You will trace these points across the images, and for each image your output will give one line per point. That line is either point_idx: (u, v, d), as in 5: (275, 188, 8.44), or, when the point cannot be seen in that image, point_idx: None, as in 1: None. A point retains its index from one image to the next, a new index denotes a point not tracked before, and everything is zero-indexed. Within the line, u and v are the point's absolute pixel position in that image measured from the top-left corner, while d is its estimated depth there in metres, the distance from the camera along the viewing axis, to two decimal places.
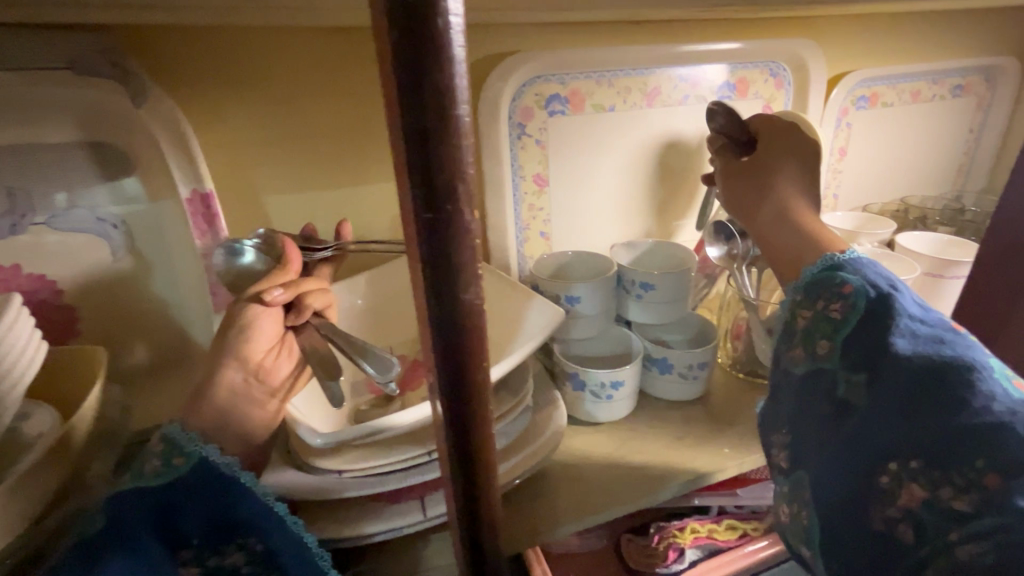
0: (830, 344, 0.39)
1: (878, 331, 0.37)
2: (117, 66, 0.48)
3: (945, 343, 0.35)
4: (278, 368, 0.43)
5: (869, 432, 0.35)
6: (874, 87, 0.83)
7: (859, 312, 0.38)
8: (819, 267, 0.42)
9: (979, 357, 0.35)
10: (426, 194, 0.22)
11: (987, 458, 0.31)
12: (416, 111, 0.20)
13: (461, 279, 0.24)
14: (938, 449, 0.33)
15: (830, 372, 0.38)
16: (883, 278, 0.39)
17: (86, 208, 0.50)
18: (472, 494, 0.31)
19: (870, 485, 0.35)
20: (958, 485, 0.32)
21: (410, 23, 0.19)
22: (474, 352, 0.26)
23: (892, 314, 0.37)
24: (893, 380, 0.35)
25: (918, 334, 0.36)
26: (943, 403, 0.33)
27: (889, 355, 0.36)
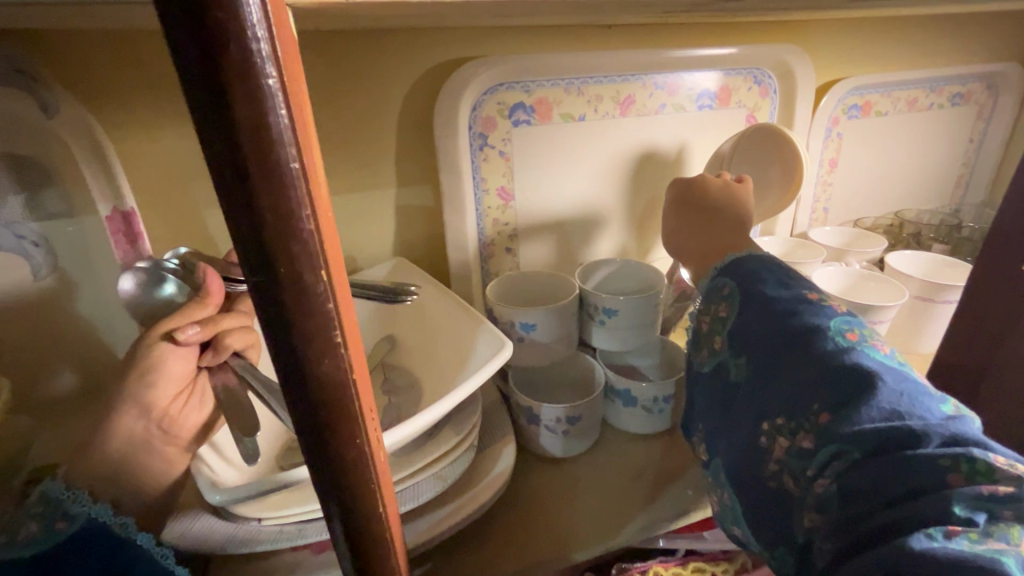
0: (722, 341, 0.42)
1: (746, 313, 0.40)
2: (25, 73, 0.44)
3: (798, 311, 0.38)
4: (185, 416, 0.42)
5: (749, 403, 0.38)
6: (866, 95, 0.78)
7: (734, 304, 0.42)
8: (714, 274, 0.45)
9: (824, 314, 0.37)
10: (251, 252, 0.18)
11: (825, 400, 0.33)
12: (226, 155, 0.16)
13: (310, 352, 0.20)
14: (791, 401, 0.35)
15: (721, 363, 0.41)
16: (748, 268, 0.43)
17: (1, 225, 0.46)
18: (362, 563, 0.26)
19: (754, 451, 0.37)
20: (806, 427, 0.34)
21: (195, 48, 0.14)
22: (340, 408, 0.21)
23: (755, 296, 0.40)
24: (759, 351, 0.38)
25: (775, 305, 0.39)
26: (796, 358, 0.36)
27: (752, 331, 0.39)
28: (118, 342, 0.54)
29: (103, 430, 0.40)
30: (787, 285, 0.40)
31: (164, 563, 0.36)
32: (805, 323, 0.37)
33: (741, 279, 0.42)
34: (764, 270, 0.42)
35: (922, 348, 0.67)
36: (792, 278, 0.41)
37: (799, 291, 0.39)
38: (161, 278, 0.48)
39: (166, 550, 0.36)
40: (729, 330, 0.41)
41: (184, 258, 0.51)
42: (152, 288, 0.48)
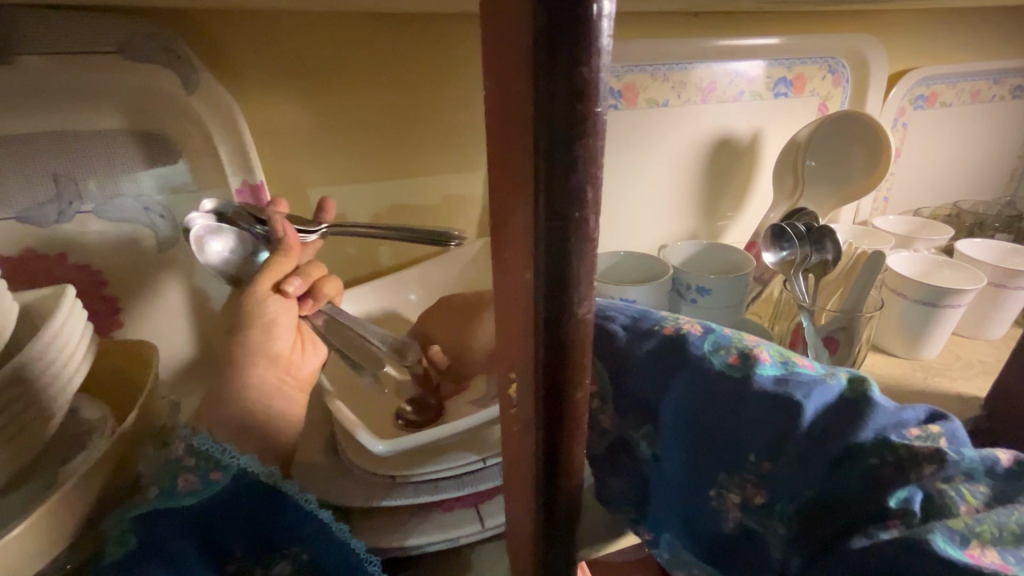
0: (612, 416, 0.35)
1: (622, 374, 0.35)
2: (168, 50, 0.47)
3: (674, 351, 0.33)
4: (306, 362, 0.45)
5: (678, 475, 0.32)
6: (934, 86, 0.79)
7: (604, 372, 0.36)
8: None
9: (692, 346, 0.33)
10: (550, 198, 0.20)
11: (755, 441, 0.29)
12: (553, 107, 0.18)
13: (574, 295, 0.22)
14: (715, 458, 0.31)
15: (625, 440, 0.35)
16: (595, 319, 0.38)
17: (131, 196, 0.49)
18: (554, 507, 0.29)
19: (705, 521, 0.31)
20: (748, 478, 0.29)
21: (560, 10, 0.17)
22: (581, 352, 0.24)
23: (622, 352, 0.35)
24: (661, 414, 0.33)
25: (646, 352, 0.34)
26: (706, 412, 0.31)
27: (640, 393, 0.34)
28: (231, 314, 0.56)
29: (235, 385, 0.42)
30: (640, 331, 0.35)
31: (309, 507, 0.36)
32: (686, 365, 0.32)
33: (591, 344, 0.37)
34: (607, 319, 0.37)
35: (991, 334, 0.70)
36: (642, 316, 0.36)
37: (651, 329, 0.35)
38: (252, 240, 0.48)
39: (308, 494, 0.36)
40: (613, 401, 0.35)
41: (241, 210, 0.48)
42: (252, 258, 0.48)
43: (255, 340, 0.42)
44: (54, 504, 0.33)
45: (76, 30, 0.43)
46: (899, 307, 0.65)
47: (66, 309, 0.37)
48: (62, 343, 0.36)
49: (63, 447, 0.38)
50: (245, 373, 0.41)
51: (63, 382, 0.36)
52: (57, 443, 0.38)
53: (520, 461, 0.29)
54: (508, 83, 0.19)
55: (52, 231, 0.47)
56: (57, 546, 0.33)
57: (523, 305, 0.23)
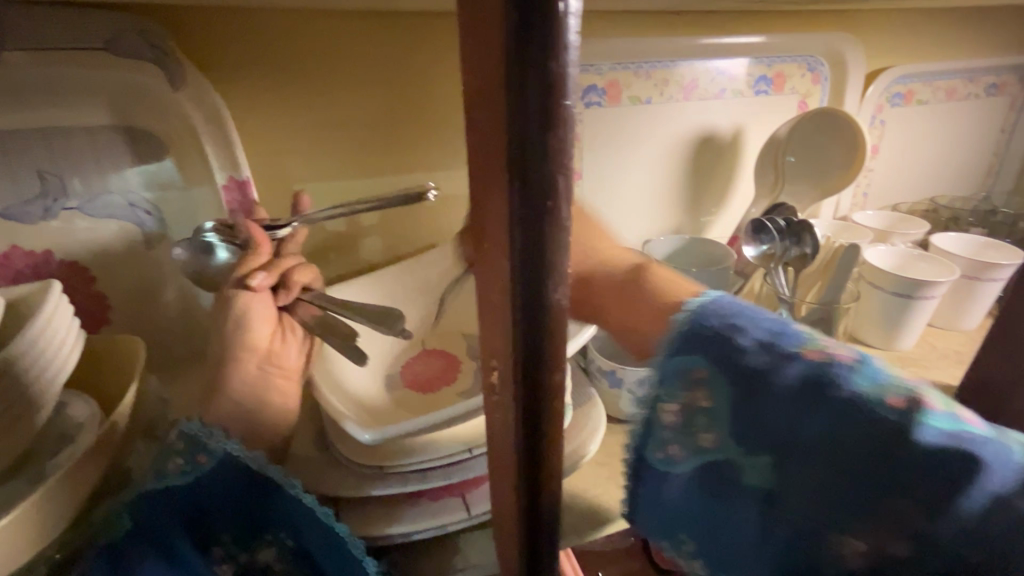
0: (713, 439, 0.29)
1: (748, 400, 0.28)
2: (155, 47, 0.47)
3: (823, 382, 0.26)
4: (286, 350, 0.46)
5: (796, 518, 0.26)
6: (910, 84, 0.81)
7: (717, 386, 0.29)
8: (679, 337, 0.31)
9: (846, 378, 0.26)
10: (523, 187, 0.21)
11: (930, 504, 0.24)
12: (524, 100, 0.19)
13: (550, 280, 0.23)
14: (857, 508, 0.25)
15: (717, 468, 0.29)
16: (715, 321, 0.30)
17: (118, 193, 0.50)
18: (535, 490, 0.30)
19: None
20: (891, 537, 0.24)
21: (528, 7, 0.18)
22: (557, 338, 0.25)
23: (745, 369, 0.28)
24: (795, 449, 0.26)
25: (783, 376, 0.27)
26: (859, 457, 0.25)
27: (763, 420, 0.27)
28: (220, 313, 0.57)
29: (222, 378, 0.42)
30: (777, 347, 0.28)
31: (295, 493, 0.36)
32: (843, 398, 0.25)
33: (707, 348, 0.30)
34: (723, 330, 0.29)
35: (965, 325, 0.72)
36: (772, 328, 0.29)
37: (782, 348, 0.28)
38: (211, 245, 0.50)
39: (294, 481, 0.36)
40: (726, 422, 0.29)
41: (219, 226, 0.50)
42: (207, 257, 0.50)
43: (239, 332, 0.44)
44: (45, 497, 0.33)
45: (61, 27, 0.44)
46: (876, 300, 0.67)
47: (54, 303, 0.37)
48: (50, 337, 0.37)
49: (53, 440, 0.39)
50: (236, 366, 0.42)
51: (52, 375, 0.37)
52: (47, 436, 0.39)
53: (502, 445, 0.30)
54: (482, 77, 0.20)
55: (38, 228, 0.47)
56: (48, 537, 0.34)
57: (503, 290, 0.24)
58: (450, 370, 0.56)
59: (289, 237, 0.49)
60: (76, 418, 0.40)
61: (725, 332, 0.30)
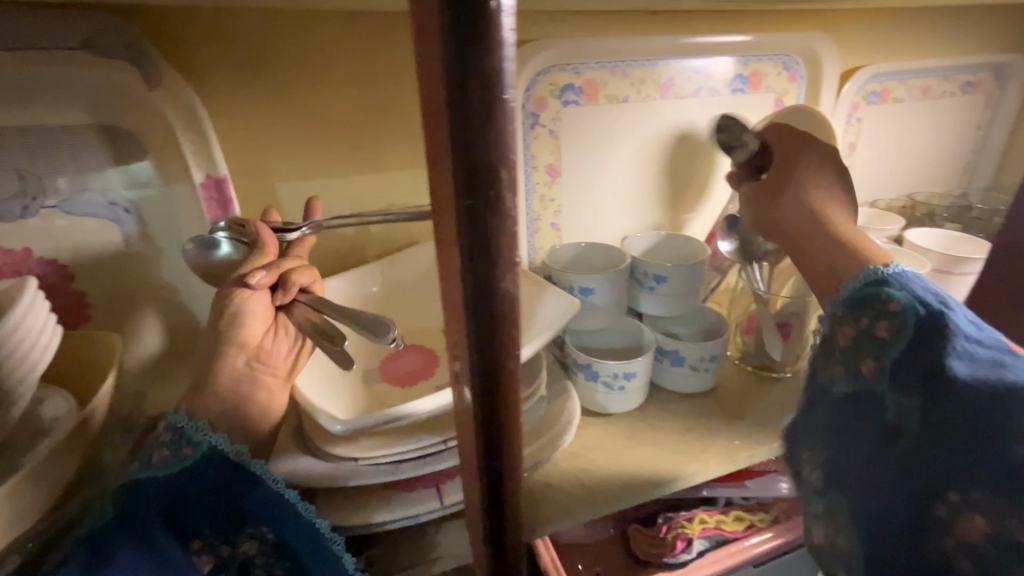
0: (876, 366, 0.36)
1: (930, 345, 0.34)
2: (132, 47, 0.48)
3: (1006, 367, 0.31)
4: (277, 349, 0.45)
5: (902, 459, 0.34)
6: (885, 82, 0.83)
7: (906, 328, 0.35)
8: (861, 281, 0.38)
9: (1014, 369, 0.31)
10: (467, 178, 0.21)
11: (987, 473, 0.31)
12: (462, 94, 0.20)
13: (498, 269, 0.24)
14: (979, 472, 0.31)
15: (877, 391, 0.36)
16: (929, 291, 0.35)
17: (97, 191, 0.50)
18: (497, 474, 0.31)
19: (917, 513, 0.33)
20: (1010, 512, 0.30)
21: (461, 5, 0.18)
22: (511, 325, 0.26)
23: (941, 333, 0.33)
24: (932, 397, 0.33)
25: (954, 355, 0.33)
26: (985, 431, 0.31)
27: (933, 375, 0.33)
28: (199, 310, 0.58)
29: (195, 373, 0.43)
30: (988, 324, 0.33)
31: (277, 488, 0.37)
32: (975, 382, 0.31)
33: (865, 304, 0.37)
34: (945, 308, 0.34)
35: None
36: (942, 296, 0.35)
37: (999, 340, 0.33)
38: (212, 240, 0.51)
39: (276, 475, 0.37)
40: (895, 363, 0.35)
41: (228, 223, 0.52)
42: (210, 250, 0.51)
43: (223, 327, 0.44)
44: (19, 488, 0.34)
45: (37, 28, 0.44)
46: None
47: (29, 297, 0.38)
48: (25, 331, 0.37)
49: (29, 435, 0.39)
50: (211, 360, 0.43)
51: (27, 368, 0.37)
52: (22, 431, 0.39)
53: (463, 433, 0.31)
54: (426, 73, 0.21)
55: (16, 226, 0.48)
56: (21, 528, 0.35)
57: (455, 280, 0.25)
58: (428, 364, 0.56)
59: (298, 242, 0.51)
60: (52, 413, 0.41)
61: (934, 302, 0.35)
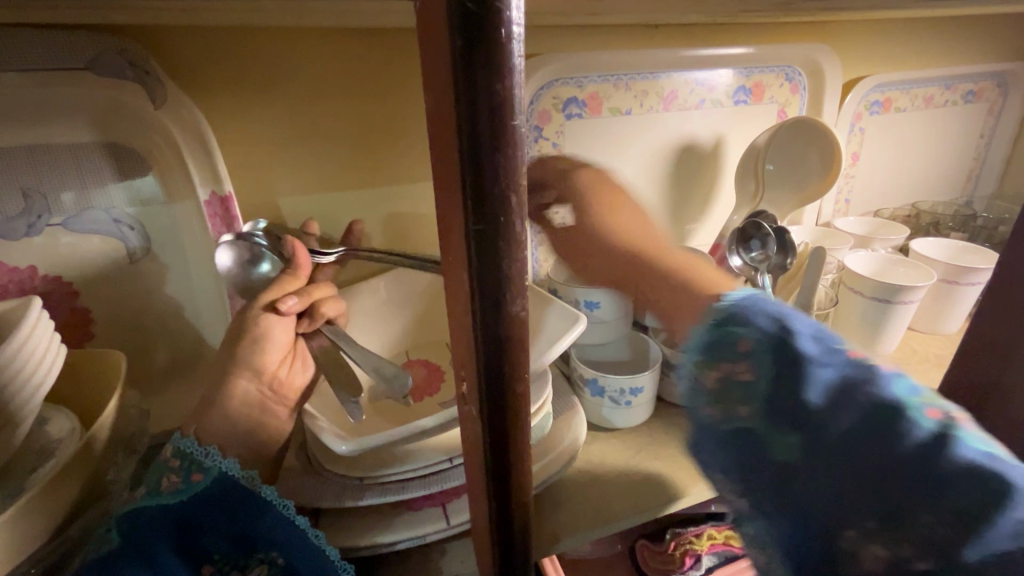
0: (749, 409, 0.33)
1: (787, 375, 0.33)
2: (137, 66, 0.48)
3: (852, 383, 0.31)
4: (292, 379, 0.45)
5: (801, 498, 0.30)
6: (888, 92, 0.83)
7: (763, 364, 0.34)
8: (712, 321, 0.37)
9: (881, 384, 0.31)
10: (477, 204, 0.21)
11: (891, 497, 0.28)
12: (472, 122, 0.20)
13: (508, 293, 0.23)
14: (878, 499, 0.28)
15: (752, 434, 0.33)
16: (769, 315, 0.35)
17: (101, 209, 0.50)
18: (505, 497, 0.30)
19: (828, 559, 0.29)
20: (916, 539, 0.26)
21: (473, 33, 0.18)
22: (519, 347, 0.25)
23: (793, 357, 0.33)
24: (809, 427, 0.31)
25: (813, 377, 0.32)
26: (868, 450, 0.29)
27: (799, 401, 0.31)
28: (203, 325, 0.58)
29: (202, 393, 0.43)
30: (826, 345, 0.33)
31: (286, 513, 0.37)
32: (848, 399, 0.30)
33: (720, 338, 0.36)
34: (790, 329, 0.34)
35: (946, 329, 0.73)
36: (817, 336, 0.34)
37: (842, 353, 0.33)
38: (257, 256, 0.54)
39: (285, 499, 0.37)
40: (764, 395, 0.33)
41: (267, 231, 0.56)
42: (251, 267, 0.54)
43: (234, 348, 0.44)
44: (21, 514, 0.33)
45: (43, 47, 0.44)
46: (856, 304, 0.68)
47: (34, 317, 0.38)
48: (30, 350, 0.37)
49: (33, 455, 0.39)
50: (217, 380, 0.43)
51: (32, 388, 0.37)
52: (25, 451, 0.39)
53: (472, 454, 0.30)
54: (437, 100, 0.21)
55: (21, 245, 0.48)
56: (24, 552, 0.34)
57: (465, 306, 0.24)
58: (434, 380, 0.56)
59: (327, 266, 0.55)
60: (56, 433, 0.40)
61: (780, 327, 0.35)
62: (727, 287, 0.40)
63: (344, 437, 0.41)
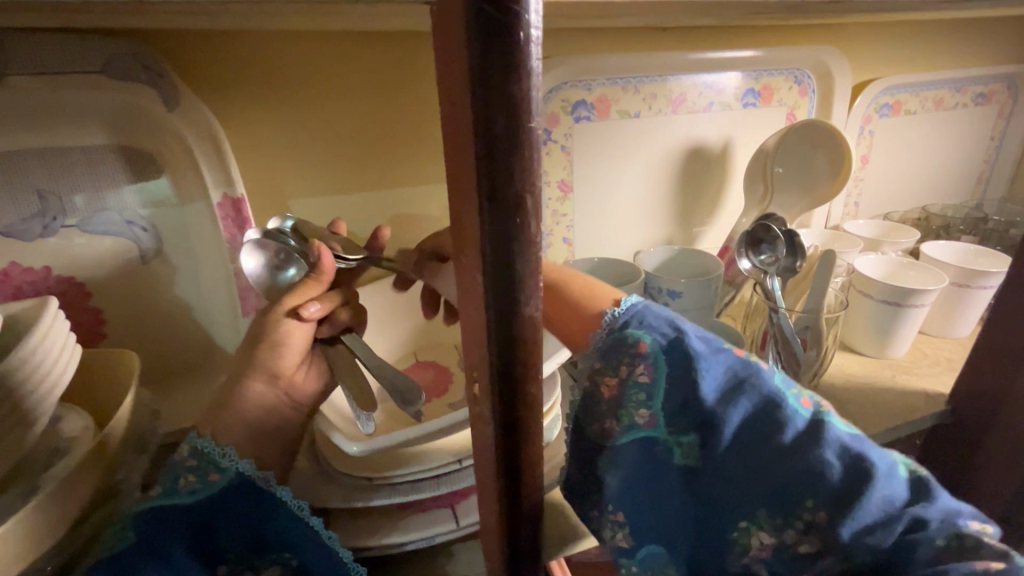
0: (650, 414, 0.35)
1: (687, 379, 0.35)
2: (152, 69, 0.48)
3: (741, 383, 0.35)
4: (306, 385, 0.46)
5: (708, 496, 0.33)
6: (897, 95, 0.82)
7: (661, 368, 0.35)
8: (607, 331, 0.38)
9: (764, 379, 0.35)
10: (492, 206, 0.21)
11: (782, 487, 0.31)
12: (487, 124, 0.20)
13: (522, 294, 0.23)
14: (772, 492, 0.32)
15: (655, 439, 0.34)
16: (661, 322, 0.37)
17: (115, 210, 0.51)
18: (516, 499, 0.30)
19: (723, 544, 0.33)
20: (800, 522, 0.31)
21: (490, 36, 0.19)
22: (532, 347, 0.25)
23: (689, 362, 0.35)
24: (711, 429, 0.33)
25: (710, 380, 0.35)
26: (765, 446, 0.32)
27: (699, 405, 0.34)
28: (214, 327, 0.58)
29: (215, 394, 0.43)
30: (711, 344, 0.36)
31: (300, 514, 0.37)
32: (741, 398, 0.34)
33: (616, 347, 0.37)
34: (681, 334, 0.36)
35: (957, 334, 0.72)
36: (703, 335, 0.37)
37: (728, 353, 0.36)
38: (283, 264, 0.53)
39: (300, 502, 0.38)
40: (664, 400, 0.35)
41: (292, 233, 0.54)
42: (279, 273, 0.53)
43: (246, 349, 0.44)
44: (36, 512, 0.34)
45: (61, 51, 0.45)
46: (868, 308, 0.67)
47: (49, 317, 0.38)
48: (46, 350, 0.38)
49: (46, 454, 0.39)
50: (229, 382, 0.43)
51: (47, 388, 0.38)
52: (40, 450, 0.39)
53: (483, 457, 0.30)
54: (452, 101, 0.21)
55: (36, 246, 0.49)
56: (38, 550, 0.34)
57: (479, 307, 0.24)
58: (442, 382, 0.57)
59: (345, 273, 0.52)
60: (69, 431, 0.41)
61: (672, 332, 0.37)
62: (603, 309, 0.40)
63: (356, 439, 0.41)
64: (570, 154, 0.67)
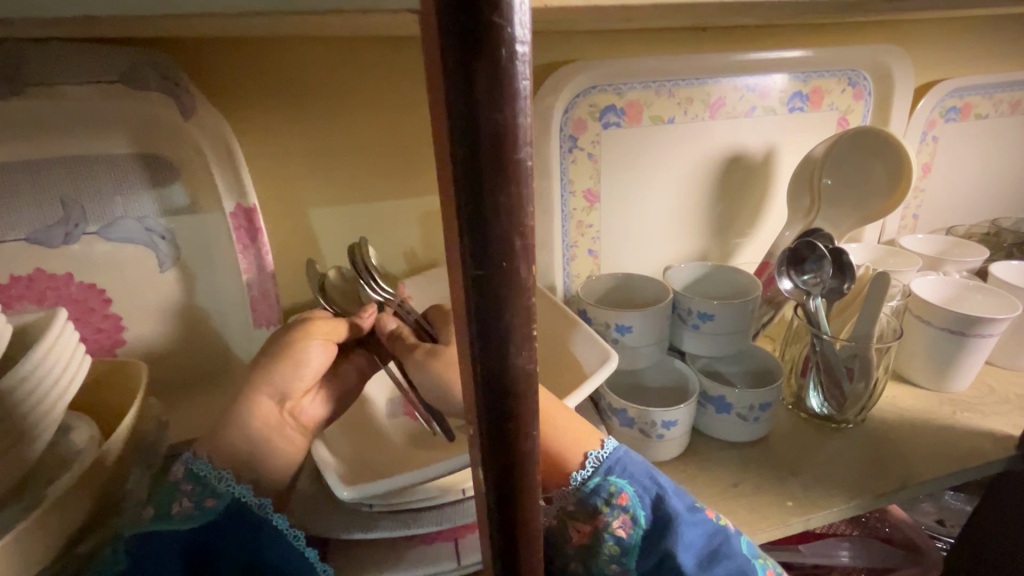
0: (621, 568, 0.36)
1: (665, 543, 0.36)
2: (169, 79, 0.48)
3: (717, 552, 0.37)
4: (310, 408, 0.44)
5: None
6: (967, 97, 0.74)
7: (638, 525, 0.36)
8: (587, 472, 0.38)
9: (732, 545, 0.38)
10: (476, 248, 0.19)
11: None
12: (467, 155, 0.17)
13: (512, 343, 0.21)
14: None
15: None
16: (640, 473, 0.38)
17: (135, 218, 0.51)
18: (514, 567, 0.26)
19: None
20: None
21: (468, 52, 0.16)
22: (525, 400, 0.22)
23: (667, 523, 0.37)
24: None
25: (687, 546, 0.36)
26: None
27: (674, 572, 0.35)
28: (230, 335, 0.58)
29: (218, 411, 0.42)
30: (689, 504, 0.38)
31: (297, 544, 0.36)
32: (714, 568, 0.36)
33: (591, 495, 0.37)
34: (661, 489, 0.38)
35: None
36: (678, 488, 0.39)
37: (702, 514, 0.38)
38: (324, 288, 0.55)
39: (297, 531, 0.36)
40: (638, 558, 0.36)
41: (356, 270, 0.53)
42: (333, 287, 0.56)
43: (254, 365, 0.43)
44: (32, 530, 0.33)
45: (80, 60, 0.45)
46: (924, 337, 0.61)
47: (58, 327, 0.38)
48: (53, 361, 0.38)
49: (52, 466, 0.39)
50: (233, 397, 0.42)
51: (53, 399, 0.37)
52: (47, 460, 0.39)
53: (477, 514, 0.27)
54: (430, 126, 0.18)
55: (58, 252, 0.49)
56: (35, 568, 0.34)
57: (464, 357, 0.22)
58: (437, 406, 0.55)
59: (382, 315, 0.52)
60: (76, 443, 0.41)
61: (651, 484, 0.38)
62: (586, 451, 0.39)
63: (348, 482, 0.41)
64: (598, 161, 0.63)
